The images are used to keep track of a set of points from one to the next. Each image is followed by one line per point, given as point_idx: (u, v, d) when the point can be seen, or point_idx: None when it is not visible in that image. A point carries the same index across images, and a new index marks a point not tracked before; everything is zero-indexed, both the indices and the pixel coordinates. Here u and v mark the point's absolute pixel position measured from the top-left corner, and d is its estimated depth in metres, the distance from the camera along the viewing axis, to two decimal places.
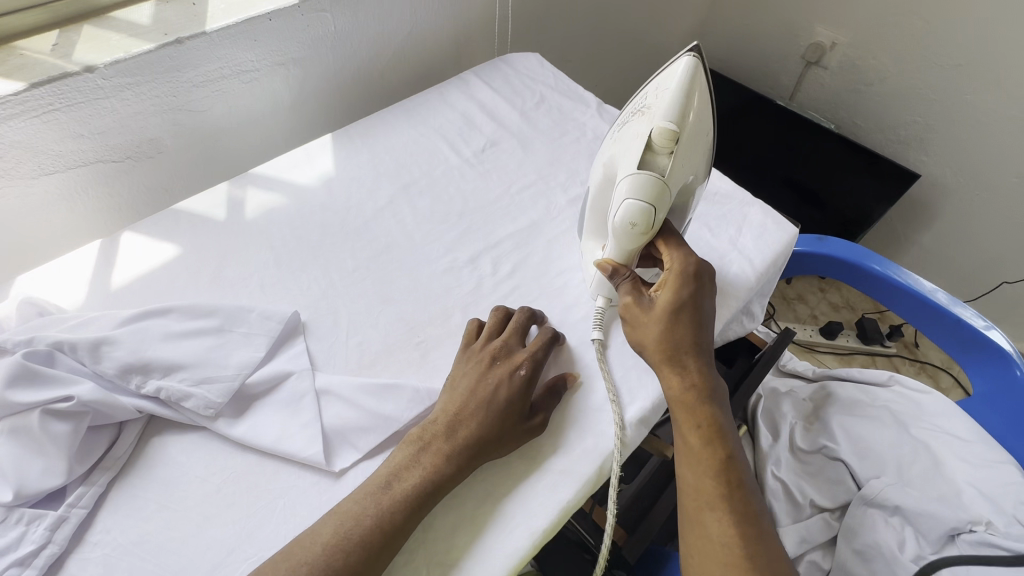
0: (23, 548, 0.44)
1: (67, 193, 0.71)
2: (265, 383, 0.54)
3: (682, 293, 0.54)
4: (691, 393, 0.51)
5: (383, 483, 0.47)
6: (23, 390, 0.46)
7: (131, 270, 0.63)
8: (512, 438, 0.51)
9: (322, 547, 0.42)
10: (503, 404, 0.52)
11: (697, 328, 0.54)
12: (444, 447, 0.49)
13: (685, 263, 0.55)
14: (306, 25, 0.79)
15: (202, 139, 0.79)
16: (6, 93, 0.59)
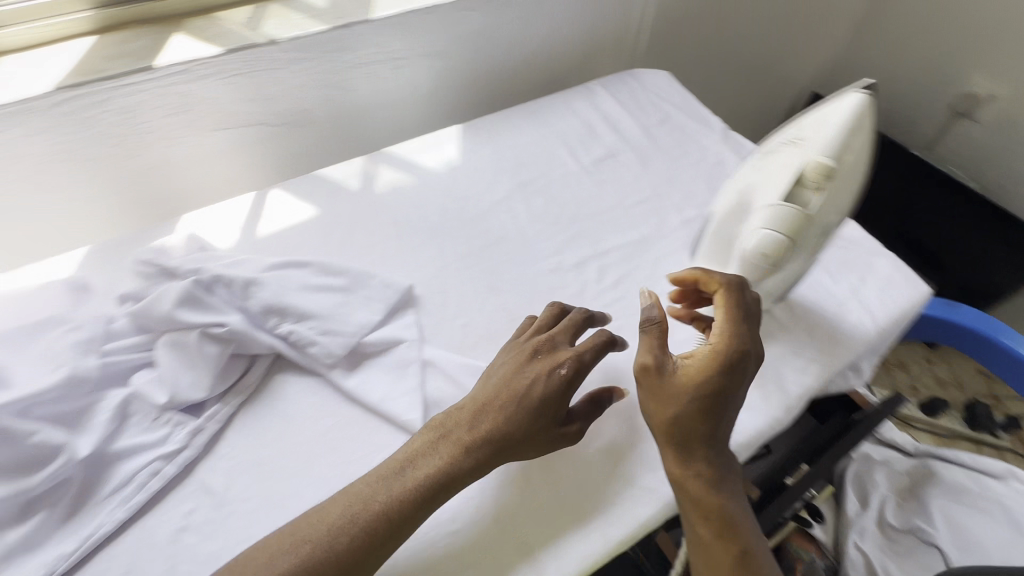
0: (167, 446, 0.50)
1: (232, 149, 0.80)
2: (378, 345, 0.58)
3: (709, 379, 0.48)
4: (700, 484, 0.47)
5: (366, 495, 0.45)
6: (189, 311, 0.54)
7: (275, 223, 0.71)
8: (540, 441, 0.49)
9: (327, 528, 0.42)
10: (537, 402, 0.49)
11: (723, 410, 0.49)
12: (435, 472, 0.46)
13: (723, 343, 0.50)
14: (456, 21, 0.84)
15: (347, 116, 0.86)
16: (206, 56, 0.69)
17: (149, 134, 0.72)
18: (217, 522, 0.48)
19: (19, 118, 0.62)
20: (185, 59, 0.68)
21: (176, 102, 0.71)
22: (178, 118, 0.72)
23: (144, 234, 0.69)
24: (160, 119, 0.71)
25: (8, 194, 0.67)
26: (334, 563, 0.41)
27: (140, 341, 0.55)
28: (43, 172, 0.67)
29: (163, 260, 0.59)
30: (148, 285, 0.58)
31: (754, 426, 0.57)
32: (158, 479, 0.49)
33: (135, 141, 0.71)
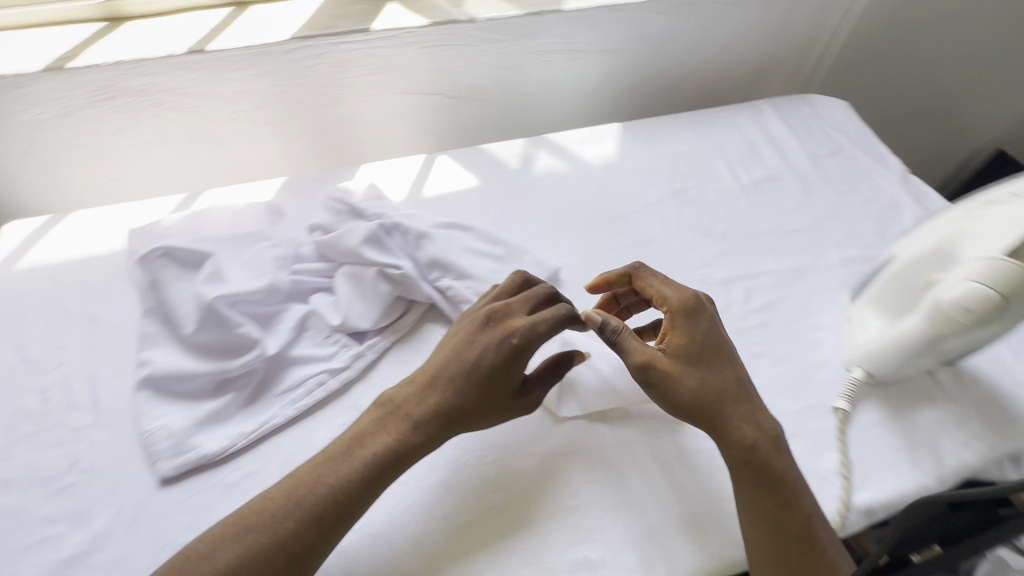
0: (334, 362, 0.57)
1: (410, 113, 0.86)
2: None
3: (695, 335, 0.51)
4: (757, 444, 0.48)
5: (305, 484, 0.44)
6: (370, 249, 0.60)
7: (440, 186, 0.76)
8: (494, 406, 0.49)
9: (272, 513, 0.43)
10: (484, 373, 0.49)
11: (724, 361, 0.51)
12: (380, 450, 0.47)
13: (682, 297, 0.53)
14: (639, 22, 0.85)
15: (515, 98, 0.90)
16: (415, 26, 0.75)
17: (349, 88, 0.79)
18: None
19: (258, 59, 0.72)
20: (396, 27, 0.74)
21: (378, 64, 0.77)
22: (375, 78, 0.79)
23: (330, 176, 0.77)
24: (361, 77, 0.78)
25: (231, 123, 0.77)
26: (282, 548, 0.41)
27: (324, 268, 0.62)
28: (262, 109, 0.77)
29: (351, 201, 0.66)
30: (335, 221, 0.65)
31: (900, 489, 0.52)
32: (322, 389, 0.55)
33: (336, 94, 0.79)
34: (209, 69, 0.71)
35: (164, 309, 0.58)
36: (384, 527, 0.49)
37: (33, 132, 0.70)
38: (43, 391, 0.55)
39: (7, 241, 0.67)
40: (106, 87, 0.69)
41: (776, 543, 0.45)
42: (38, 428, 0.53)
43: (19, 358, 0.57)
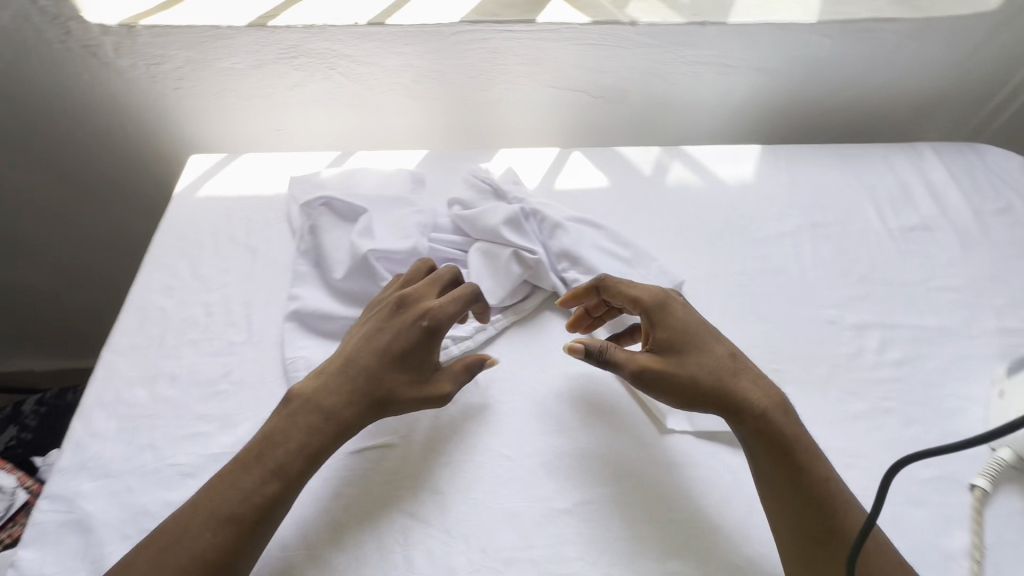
0: (460, 331, 0.60)
1: (550, 106, 0.87)
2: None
3: (678, 322, 0.53)
4: (767, 408, 0.50)
5: (219, 491, 0.45)
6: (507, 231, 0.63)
7: (572, 181, 0.77)
8: (410, 390, 0.52)
9: (190, 525, 0.44)
10: (395, 355, 0.52)
11: (705, 340, 0.53)
12: (306, 430, 0.49)
13: (652, 291, 0.55)
14: (802, 44, 0.81)
15: (655, 105, 0.89)
16: (577, 22, 0.76)
17: (500, 75, 0.82)
18: (477, 408, 0.56)
19: (427, 37, 0.76)
20: (559, 21, 0.76)
21: (533, 55, 0.80)
22: (527, 68, 0.82)
23: (469, 155, 0.80)
24: (514, 66, 0.81)
25: (388, 93, 0.83)
26: (207, 552, 0.43)
27: (460, 241, 0.66)
28: (419, 84, 0.82)
29: (492, 183, 0.70)
30: (475, 199, 0.69)
31: None
32: (446, 352, 0.58)
33: (487, 78, 0.82)
34: (383, 42, 0.76)
35: (317, 254, 0.64)
36: (489, 497, 0.51)
37: (226, 78, 0.79)
38: (208, 306, 0.63)
39: (191, 170, 0.77)
40: (293, 46, 0.76)
41: (798, 509, 0.47)
42: (201, 337, 0.60)
43: (192, 274, 0.65)
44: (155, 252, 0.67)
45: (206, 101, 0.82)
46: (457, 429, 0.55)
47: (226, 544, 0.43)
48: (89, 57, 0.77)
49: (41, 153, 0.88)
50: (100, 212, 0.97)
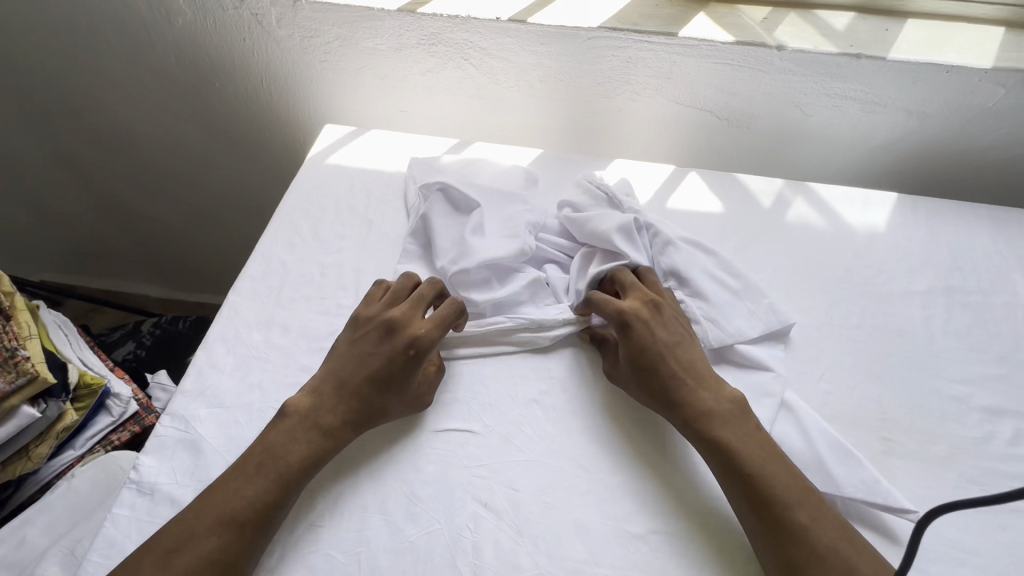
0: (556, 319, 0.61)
1: (672, 122, 0.85)
2: (743, 360, 0.59)
3: (631, 342, 0.55)
4: (701, 425, 0.51)
5: (221, 502, 0.47)
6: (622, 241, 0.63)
7: (684, 202, 0.76)
8: (391, 406, 0.54)
9: (195, 531, 0.45)
10: (382, 380, 0.53)
11: (654, 358, 0.54)
12: (299, 439, 0.50)
13: (613, 307, 0.57)
14: (969, 89, 0.74)
15: (783, 135, 0.84)
16: (720, 40, 0.74)
17: (627, 85, 0.81)
18: (560, 413, 0.56)
19: (563, 39, 0.77)
20: (700, 38, 0.74)
21: (666, 68, 0.78)
22: (656, 81, 0.80)
23: (584, 162, 0.80)
24: (643, 78, 0.80)
25: (513, 89, 0.84)
26: (214, 555, 0.44)
27: (566, 245, 0.67)
28: (545, 83, 0.83)
29: (608, 192, 0.69)
30: (587, 204, 0.69)
31: None
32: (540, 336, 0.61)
33: (614, 86, 0.82)
34: (518, 38, 0.77)
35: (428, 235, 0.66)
36: (562, 508, 0.51)
37: (367, 57, 0.84)
38: (323, 267, 0.67)
39: (323, 139, 0.82)
40: (434, 33, 0.79)
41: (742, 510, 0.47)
42: (314, 294, 0.64)
43: (312, 234, 0.70)
44: (285, 210, 0.72)
45: (345, 76, 0.87)
46: (538, 431, 0.55)
47: (233, 543, 0.45)
48: (254, 25, 0.84)
49: (198, 107, 0.98)
50: (240, 168, 1.08)
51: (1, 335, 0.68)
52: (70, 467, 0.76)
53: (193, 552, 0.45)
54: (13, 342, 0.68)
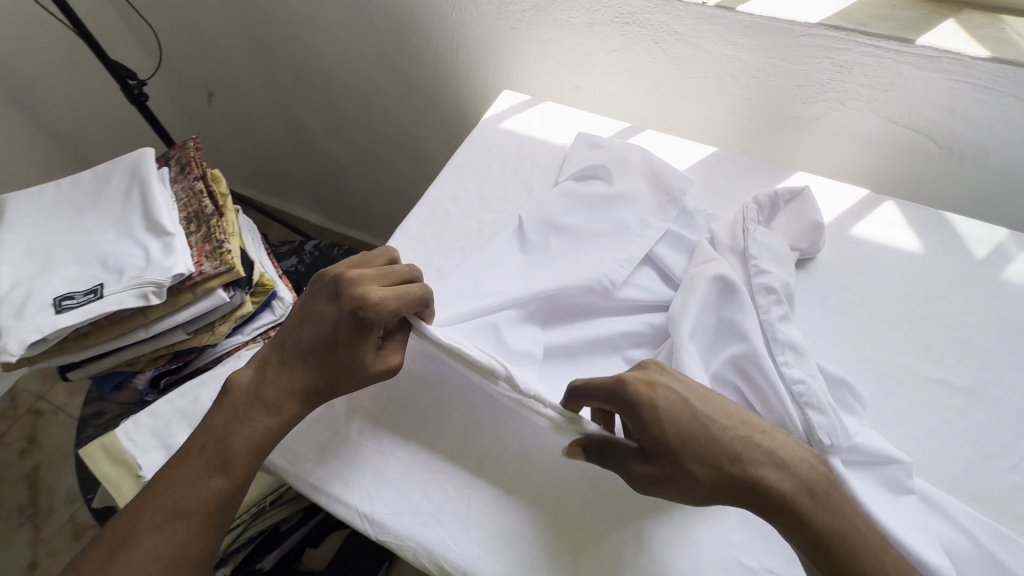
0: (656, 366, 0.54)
1: (874, 140, 0.75)
2: (861, 454, 0.48)
3: (658, 429, 0.44)
4: (787, 499, 0.43)
5: (168, 493, 0.49)
6: (722, 308, 0.56)
7: (874, 231, 0.69)
8: (349, 372, 0.51)
9: (144, 522, 0.48)
10: (340, 345, 0.51)
11: (682, 433, 0.44)
12: (255, 420, 0.51)
13: (624, 386, 0.45)
14: None
15: (1016, 177, 0.71)
16: (970, 55, 0.63)
17: (832, 92, 0.73)
18: None
19: (771, 32, 0.71)
20: (943, 48, 0.64)
21: (887, 79, 0.69)
22: (869, 92, 0.71)
23: (761, 172, 0.77)
24: (854, 86, 0.71)
25: (698, 80, 0.80)
26: (167, 544, 0.47)
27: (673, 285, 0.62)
28: (735, 79, 0.77)
29: (745, 243, 0.60)
30: (713, 251, 0.61)
31: None
32: None
33: (816, 91, 0.74)
34: (721, 27, 0.73)
35: (579, 224, 0.66)
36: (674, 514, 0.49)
37: (557, 29, 0.84)
38: (481, 224, 0.71)
39: (501, 104, 0.86)
40: (631, 12, 0.77)
41: None
42: (468, 247, 0.68)
43: (477, 191, 0.74)
44: (455, 164, 0.77)
45: (530, 46, 0.89)
46: None
47: (180, 537, 0.47)
48: None
49: (390, 60, 1.07)
50: (413, 120, 1.17)
51: (213, 228, 0.80)
52: (237, 348, 0.89)
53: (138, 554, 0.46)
54: (222, 236, 0.80)
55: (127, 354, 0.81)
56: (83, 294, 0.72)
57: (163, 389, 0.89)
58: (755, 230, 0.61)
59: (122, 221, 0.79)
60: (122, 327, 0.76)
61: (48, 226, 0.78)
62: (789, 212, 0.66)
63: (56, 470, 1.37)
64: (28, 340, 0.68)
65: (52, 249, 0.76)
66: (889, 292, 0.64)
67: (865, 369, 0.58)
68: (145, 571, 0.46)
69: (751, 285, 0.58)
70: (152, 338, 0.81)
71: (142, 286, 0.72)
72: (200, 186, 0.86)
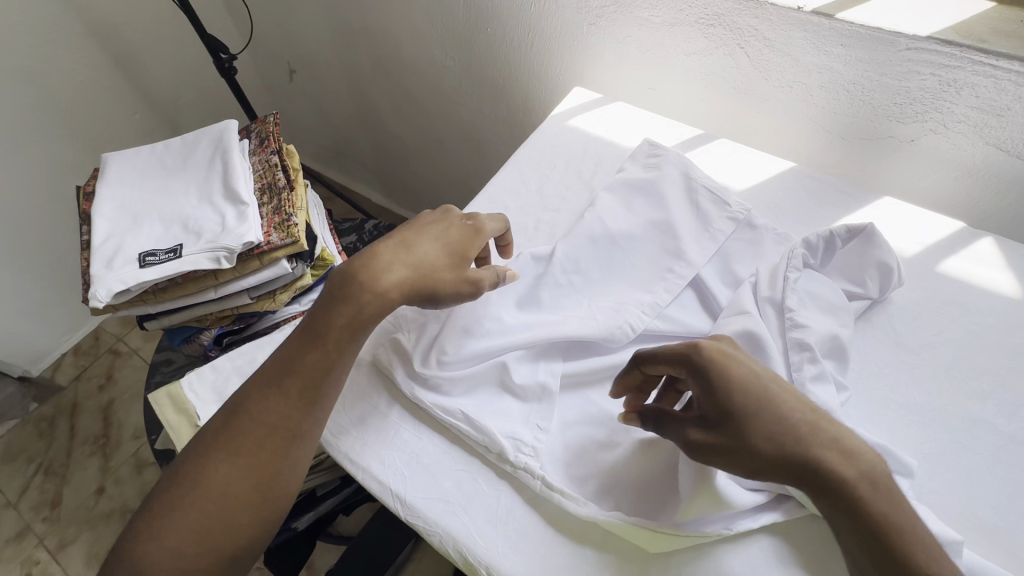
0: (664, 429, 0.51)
1: (979, 168, 0.68)
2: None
3: (727, 391, 0.43)
4: (850, 483, 0.41)
5: (281, 369, 0.53)
6: None
7: (966, 269, 0.63)
8: (455, 265, 0.56)
9: (263, 392, 0.52)
10: (453, 239, 0.58)
11: (748, 402, 0.43)
12: (359, 301, 0.53)
13: (703, 354, 0.45)
14: None
15: None
16: None
17: (936, 112, 0.67)
18: None
19: (872, 45, 0.66)
20: None
21: (1002, 103, 0.62)
22: (979, 115, 0.64)
23: (841, 193, 0.72)
24: (961, 107, 0.65)
25: (783, 89, 0.75)
26: (282, 413, 0.51)
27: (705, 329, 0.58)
28: (824, 90, 0.72)
29: (783, 291, 0.55)
30: (746, 300, 0.56)
31: None
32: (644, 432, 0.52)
33: (915, 111, 0.68)
34: (815, 35, 0.68)
35: (639, 230, 0.64)
36: (712, 553, 0.47)
37: (636, 27, 0.82)
38: (538, 222, 0.70)
39: (570, 101, 0.86)
40: (716, 14, 0.73)
41: None
42: (524, 243, 0.68)
43: (537, 188, 0.74)
44: (519, 159, 0.77)
45: (607, 43, 0.87)
46: None
47: (284, 409, 0.51)
48: None
49: (465, 49, 1.07)
50: (480, 109, 1.17)
51: (282, 201, 0.84)
52: (294, 317, 0.93)
53: (247, 419, 0.51)
54: (290, 209, 0.83)
55: (198, 310, 0.87)
56: (164, 253, 0.78)
57: (225, 347, 0.94)
58: (799, 277, 0.56)
59: (203, 187, 0.84)
60: (195, 285, 0.81)
61: (140, 185, 0.85)
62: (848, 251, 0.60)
63: (127, 406, 1.50)
64: (115, 289, 0.75)
65: (141, 208, 0.82)
66: (976, 338, 0.59)
67: (940, 419, 0.54)
68: (254, 434, 0.50)
69: (783, 339, 0.53)
70: (219, 299, 0.86)
71: (215, 251, 0.77)
72: (275, 159, 0.90)
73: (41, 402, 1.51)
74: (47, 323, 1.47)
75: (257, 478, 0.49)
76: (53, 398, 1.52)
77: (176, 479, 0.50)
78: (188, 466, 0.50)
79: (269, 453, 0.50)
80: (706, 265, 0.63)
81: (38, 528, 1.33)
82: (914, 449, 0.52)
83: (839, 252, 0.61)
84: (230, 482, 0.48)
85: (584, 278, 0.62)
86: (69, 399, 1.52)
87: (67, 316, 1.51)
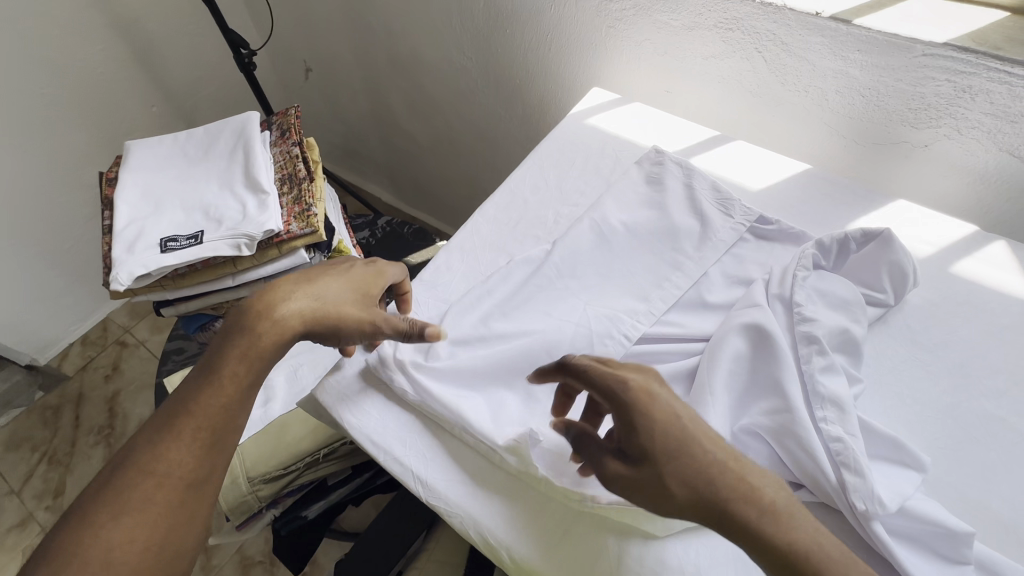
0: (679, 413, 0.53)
1: (990, 174, 0.70)
2: (909, 520, 0.45)
3: (645, 426, 0.42)
4: (746, 507, 0.39)
5: (175, 410, 0.50)
6: (757, 354, 0.52)
7: (981, 270, 0.64)
8: (356, 302, 0.57)
9: (152, 439, 0.48)
10: (355, 278, 0.59)
11: (661, 432, 0.42)
12: (256, 327, 0.52)
13: (623, 385, 0.44)
14: None
15: None
16: None
17: (949, 117, 0.68)
18: None
19: (890, 50, 0.67)
20: None
21: (1017, 109, 0.63)
22: (995, 122, 0.65)
23: (854, 196, 0.73)
24: (975, 113, 0.66)
25: (800, 94, 0.77)
26: (177, 460, 0.47)
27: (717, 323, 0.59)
28: (840, 94, 0.74)
29: (794, 287, 0.56)
30: (758, 295, 0.57)
31: None
32: None
33: (929, 116, 0.69)
34: (833, 40, 0.69)
35: (655, 225, 0.66)
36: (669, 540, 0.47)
37: (654, 30, 0.84)
38: (557, 215, 0.72)
39: (588, 101, 0.87)
40: (735, 18, 0.75)
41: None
42: (542, 236, 0.70)
43: (557, 183, 0.75)
44: (538, 156, 0.79)
45: (625, 47, 0.88)
46: None
47: (180, 457, 0.48)
48: None
49: (482, 50, 1.09)
50: (496, 109, 1.19)
51: (301, 192, 0.85)
52: None
53: (133, 472, 0.46)
54: (310, 200, 0.84)
55: (214, 298, 0.88)
56: (186, 239, 0.79)
57: None
58: (808, 275, 0.57)
59: (225, 176, 0.85)
60: (213, 272, 0.82)
61: (163, 172, 0.86)
62: (862, 254, 0.61)
63: (132, 397, 1.51)
64: (136, 273, 0.76)
65: (163, 196, 0.83)
66: (989, 337, 0.59)
67: (953, 416, 0.54)
68: (144, 485, 0.46)
69: (793, 333, 0.53)
70: (236, 287, 0.87)
71: (236, 238, 0.78)
72: (297, 151, 0.91)
73: (47, 390, 1.51)
74: (58, 312, 1.48)
75: (152, 540, 0.45)
76: (59, 387, 1.52)
77: (50, 555, 0.43)
78: (61, 540, 0.44)
79: (165, 508, 0.46)
80: (718, 262, 0.64)
81: (41, 516, 1.33)
82: (929, 442, 0.53)
83: (853, 255, 0.62)
84: (116, 544, 0.44)
85: (602, 271, 0.63)
86: (75, 389, 1.52)
87: (77, 306, 1.52)
